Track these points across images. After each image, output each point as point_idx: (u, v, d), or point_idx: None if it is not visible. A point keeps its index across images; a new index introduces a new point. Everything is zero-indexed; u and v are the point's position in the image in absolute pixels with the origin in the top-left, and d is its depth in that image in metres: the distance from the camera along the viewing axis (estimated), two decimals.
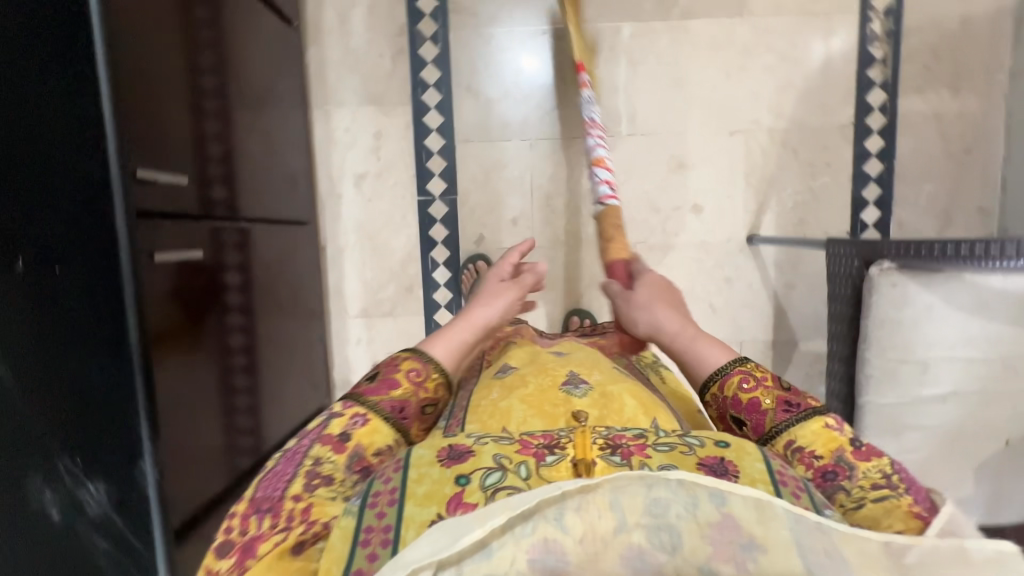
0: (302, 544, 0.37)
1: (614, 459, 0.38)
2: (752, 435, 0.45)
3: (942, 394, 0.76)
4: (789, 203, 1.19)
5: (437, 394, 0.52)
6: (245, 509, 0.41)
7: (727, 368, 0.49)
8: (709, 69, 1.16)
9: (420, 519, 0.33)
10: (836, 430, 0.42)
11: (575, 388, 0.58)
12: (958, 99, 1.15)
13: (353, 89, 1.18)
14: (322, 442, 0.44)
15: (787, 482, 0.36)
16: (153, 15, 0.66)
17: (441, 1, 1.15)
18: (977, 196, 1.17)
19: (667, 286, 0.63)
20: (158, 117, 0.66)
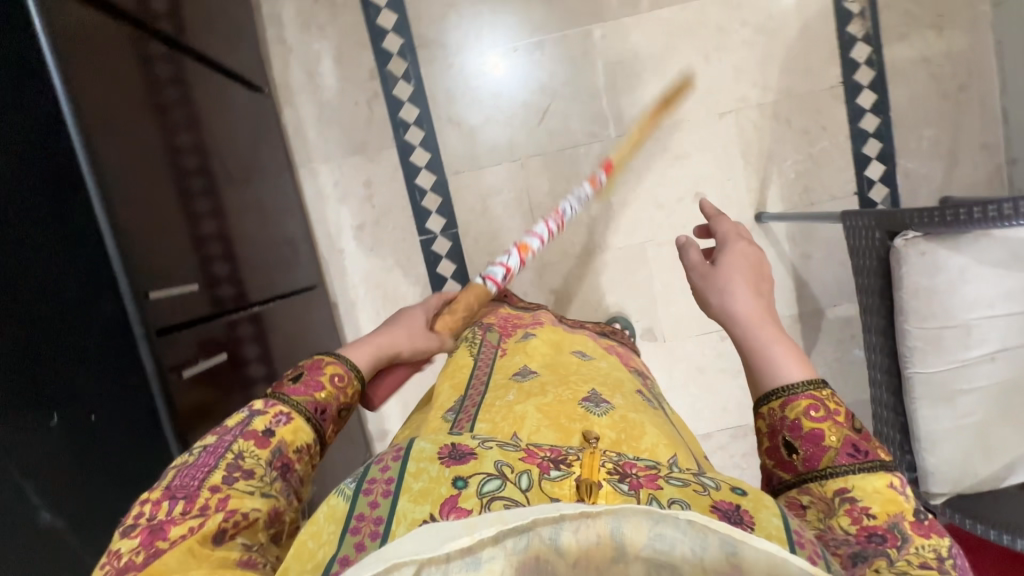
0: (223, 532, 0.38)
1: (621, 488, 0.37)
2: (800, 464, 0.43)
3: (989, 353, 0.75)
4: (791, 174, 1.17)
5: (354, 400, 0.52)
6: (159, 496, 0.40)
7: (798, 388, 0.44)
8: (688, 55, 1.14)
9: (413, 517, 0.35)
10: (901, 496, 0.40)
11: (595, 407, 0.54)
12: (945, 38, 1.12)
13: (335, 143, 1.16)
14: (246, 436, 0.44)
15: (805, 544, 0.35)
16: (134, 131, 0.65)
17: (407, 37, 1.13)
18: (980, 132, 1.15)
19: (757, 264, 0.55)
20: (160, 230, 0.67)
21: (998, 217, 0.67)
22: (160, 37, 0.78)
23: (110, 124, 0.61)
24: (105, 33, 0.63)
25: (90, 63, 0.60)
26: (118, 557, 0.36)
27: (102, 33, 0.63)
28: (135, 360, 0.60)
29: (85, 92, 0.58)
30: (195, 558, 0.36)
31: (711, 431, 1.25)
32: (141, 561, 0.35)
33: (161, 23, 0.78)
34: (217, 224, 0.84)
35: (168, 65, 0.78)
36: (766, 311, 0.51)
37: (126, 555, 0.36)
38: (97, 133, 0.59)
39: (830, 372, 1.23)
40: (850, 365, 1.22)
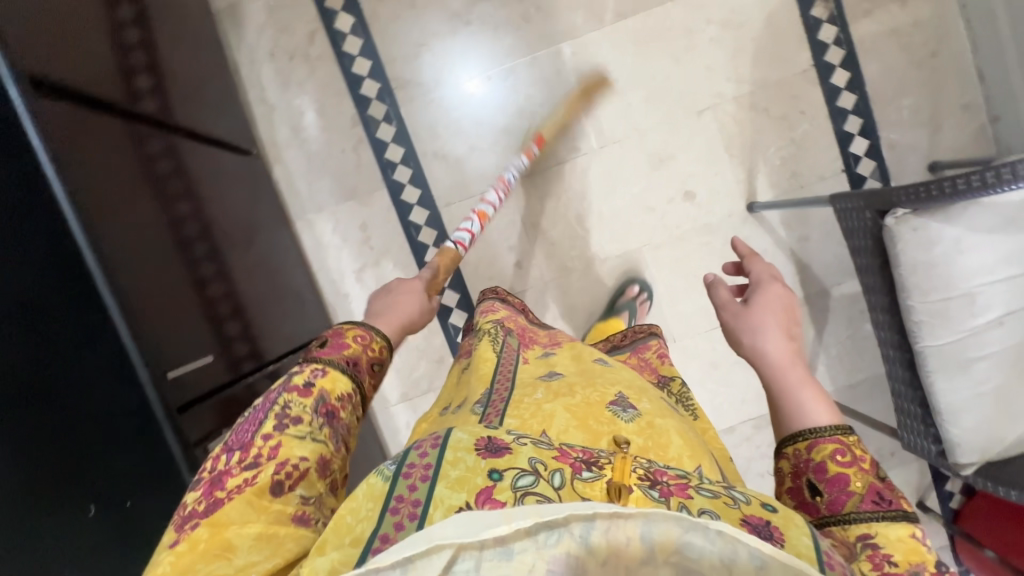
0: (279, 485, 0.44)
1: (653, 494, 0.39)
2: (822, 507, 0.48)
3: (997, 319, 0.75)
4: (776, 161, 1.18)
5: (382, 354, 0.59)
6: (219, 451, 0.48)
7: (828, 433, 0.49)
8: (658, 60, 1.16)
9: (450, 503, 0.38)
10: (923, 547, 0.43)
11: (623, 412, 0.58)
12: (909, 8, 1.14)
13: (327, 191, 1.19)
14: (289, 390, 0.50)
15: (835, 565, 0.37)
16: (133, 219, 0.69)
17: (383, 81, 1.16)
18: (958, 94, 1.15)
19: (789, 308, 0.60)
20: (166, 308, 0.70)
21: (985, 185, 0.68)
22: (151, 119, 0.83)
23: (107, 216, 0.65)
24: (91, 127, 0.67)
25: (78, 159, 0.63)
26: (185, 506, 0.44)
27: (88, 125, 0.66)
28: (162, 447, 0.62)
29: (80, 186, 0.62)
30: (255, 509, 0.43)
31: (734, 425, 1.25)
32: (203, 510, 0.43)
33: (143, 104, 0.81)
34: (225, 286, 0.88)
35: (160, 141, 0.82)
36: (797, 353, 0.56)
37: (191, 504, 0.44)
38: (95, 223, 0.62)
39: (846, 351, 1.22)
40: (864, 341, 1.22)
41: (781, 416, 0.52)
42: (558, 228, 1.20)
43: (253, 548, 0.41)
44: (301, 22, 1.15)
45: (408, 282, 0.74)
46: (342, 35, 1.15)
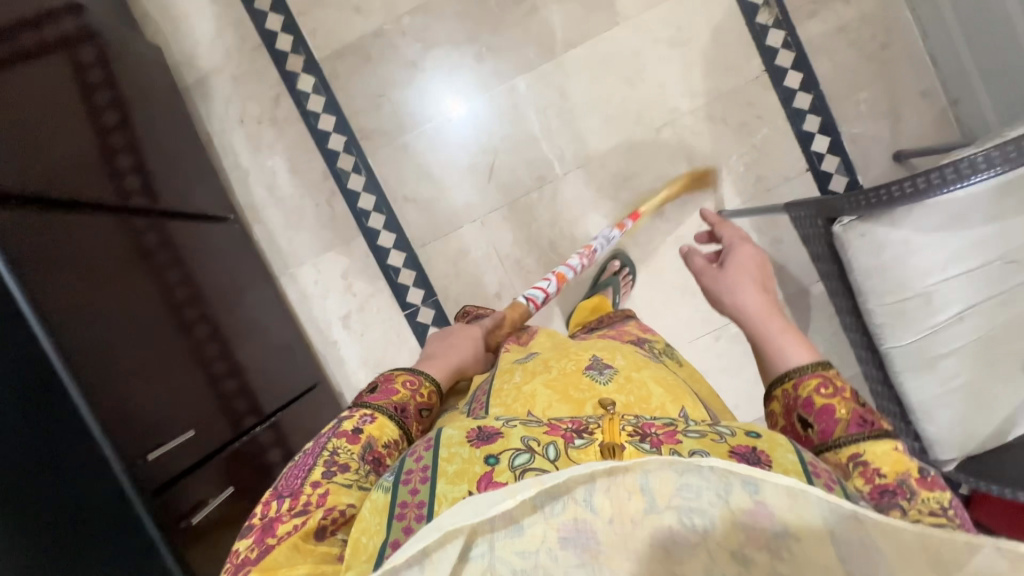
0: (322, 529, 0.49)
1: (643, 446, 0.44)
2: (815, 437, 0.55)
3: (957, 314, 0.75)
4: (740, 168, 1.19)
5: (431, 399, 0.66)
6: (269, 498, 0.52)
7: (810, 370, 0.58)
8: (611, 84, 1.18)
9: (453, 495, 0.44)
10: (905, 456, 0.51)
11: (599, 374, 0.63)
12: (853, 5, 1.15)
13: (307, 245, 1.23)
14: (339, 436, 0.57)
15: (820, 474, 0.45)
16: (111, 310, 0.75)
17: (348, 134, 1.20)
18: (913, 83, 1.16)
19: (759, 265, 0.74)
20: (142, 391, 0.76)
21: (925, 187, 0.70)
22: (144, 211, 0.94)
23: (75, 313, 0.69)
24: (59, 226, 0.72)
25: (47, 258, 0.68)
26: (238, 553, 0.49)
27: (55, 228, 0.71)
28: (139, 530, 0.68)
29: (45, 285, 0.66)
30: (300, 552, 0.48)
31: None
32: (255, 557, 0.48)
33: (127, 180, 0.92)
34: (218, 345, 0.96)
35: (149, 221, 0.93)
36: (770, 301, 0.68)
37: (245, 551, 0.49)
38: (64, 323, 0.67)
39: (832, 347, 1.21)
40: None
41: (766, 360, 0.63)
42: (533, 256, 1.22)
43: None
44: (265, 87, 1.20)
45: (469, 329, 0.82)
46: (306, 94, 1.20)
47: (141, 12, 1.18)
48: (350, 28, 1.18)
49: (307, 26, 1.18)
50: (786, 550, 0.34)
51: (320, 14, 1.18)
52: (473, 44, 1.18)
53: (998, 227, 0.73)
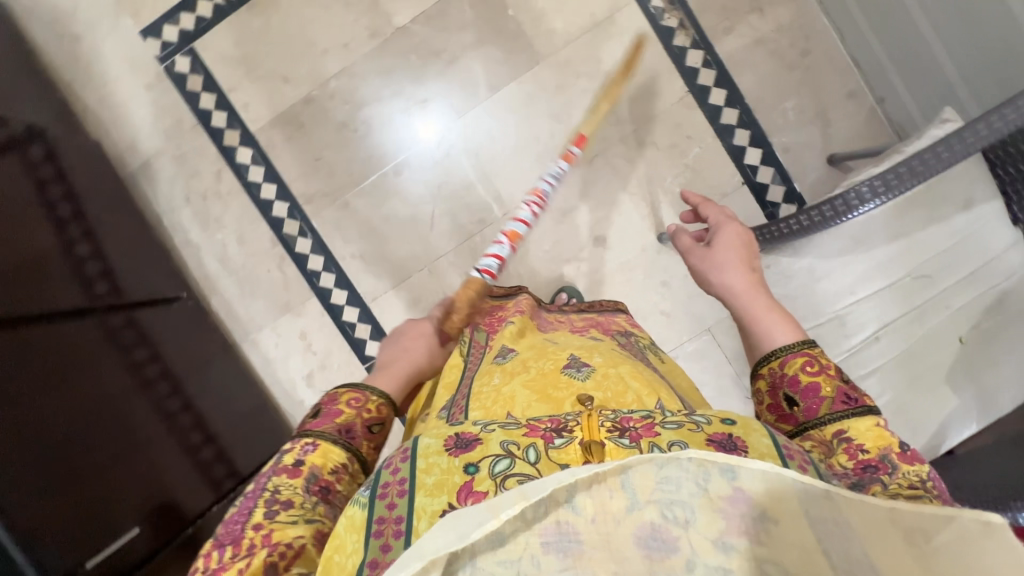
0: (273, 566, 0.46)
1: (624, 442, 0.44)
2: (800, 414, 0.56)
3: (873, 334, 0.76)
4: (676, 189, 1.20)
5: (380, 412, 0.62)
6: (210, 549, 0.48)
7: (796, 349, 0.58)
8: (539, 122, 1.20)
9: (432, 508, 0.43)
10: (887, 432, 0.52)
11: (577, 372, 0.63)
12: (768, 16, 1.15)
13: (264, 310, 1.26)
14: (279, 473, 0.53)
15: (794, 455, 0.46)
16: (76, 423, 0.83)
17: (290, 200, 1.23)
18: (840, 85, 1.16)
19: (745, 241, 0.73)
20: (100, 496, 0.84)
21: (819, 221, 0.68)
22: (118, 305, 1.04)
23: (33, 436, 0.77)
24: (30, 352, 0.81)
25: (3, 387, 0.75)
26: None
27: (23, 354, 0.80)
28: None
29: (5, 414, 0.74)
30: None
31: None
32: None
33: (88, 266, 1.01)
34: (193, 414, 1.07)
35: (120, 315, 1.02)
36: (758, 282, 0.68)
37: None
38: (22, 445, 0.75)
39: None
40: None
41: (754, 341, 0.63)
42: None
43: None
44: (206, 163, 1.23)
45: (418, 327, 0.83)
46: (245, 166, 1.23)
47: (80, 106, 1.22)
48: (279, 98, 1.21)
49: (239, 101, 1.22)
50: (765, 533, 0.35)
51: (250, 87, 1.21)
52: (399, 99, 1.20)
53: (900, 245, 0.75)
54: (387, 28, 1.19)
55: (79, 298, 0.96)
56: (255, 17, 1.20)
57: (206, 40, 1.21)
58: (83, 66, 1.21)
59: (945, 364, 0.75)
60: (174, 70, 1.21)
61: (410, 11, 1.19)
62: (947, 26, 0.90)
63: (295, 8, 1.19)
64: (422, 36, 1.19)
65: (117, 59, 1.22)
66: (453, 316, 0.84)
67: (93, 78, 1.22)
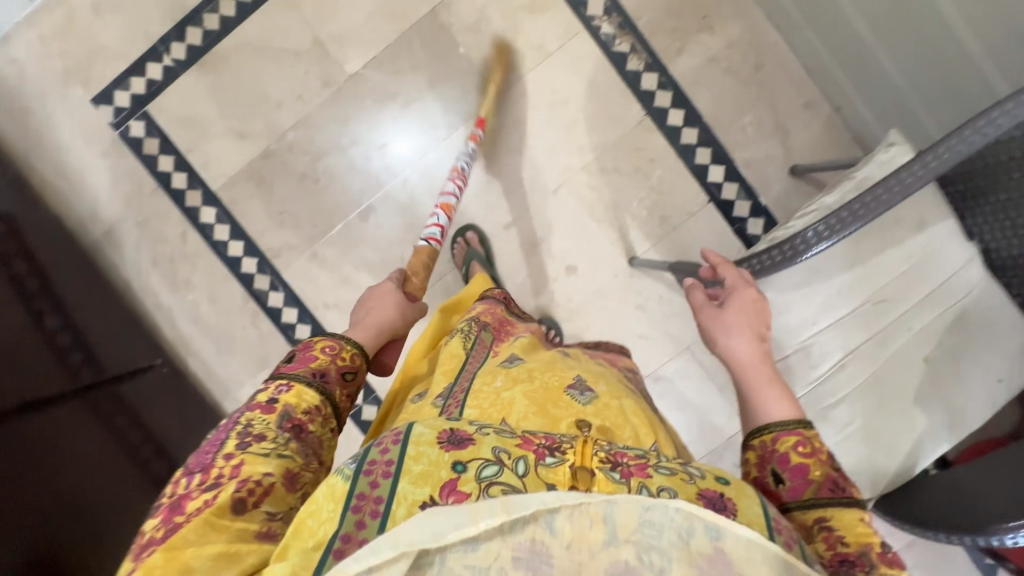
0: (241, 501, 0.46)
1: (614, 475, 0.43)
2: (784, 493, 0.54)
3: (838, 363, 0.76)
4: (643, 212, 1.19)
5: (354, 362, 0.66)
6: (179, 478, 0.49)
7: (790, 426, 0.57)
8: (500, 156, 1.19)
9: (413, 497, 0.42)
10: (871, 530, 0.50)
11: (579, 395, 0.62)
12: (719, 34, 1.16)
13: (242, 367, 1.25)
14: (252, 409, 0.55)
15: (781, 530, 0.43)
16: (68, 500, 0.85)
17: (258, 254, 1.22)
18: (795, 96, 1.16)
19: (756, 306, 0.69)
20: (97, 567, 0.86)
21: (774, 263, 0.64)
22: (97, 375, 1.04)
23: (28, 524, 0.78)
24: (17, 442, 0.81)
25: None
26: (142, 535, 0.45)
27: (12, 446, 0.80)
28: None
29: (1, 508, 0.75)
30: (214, 530, 0.44)
31: None
32: (159, 538, 0.43)
33: (60, 338, 1.00)
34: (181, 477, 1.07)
35: (107, 394, 1.03)
36: (765, 352, 0.65)
37: (146, 533, 0.45)
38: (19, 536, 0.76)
39: None
40: None
41: (749, 413, 0.61)
42: None
43: (212, 568, 0.41)
44: (170, 226, 1.22)
45: (382, 287, 0.82)
46: (210, 226, 1.22)
47: (38, 179, 1.20)
48: (238, 155, 1.20)
49: (198, 161, 1.21)
50: None
51: (207, 146, 1.20)
52: (358, 146, 1.20)
53: (859, 272, 0.75)
54: (339, 76, 1.18)
55: (55, 368, 0.95)
56: (205, 75, 1.19)
57: (159, 102, 1.19)
58: (36, 139, 1.20)
59: (911, 387, 0.75)
60: (129, 135, 1.20)
61: (361, 57, 1.18)
62: (896, 41, 0.93)
63: (245, 63, 1.18)
64: (375, 80, 1.18)
65: (70, 129, 1.20)
66: (413, 279, 0.88)
67: (48, 150, 1.20)
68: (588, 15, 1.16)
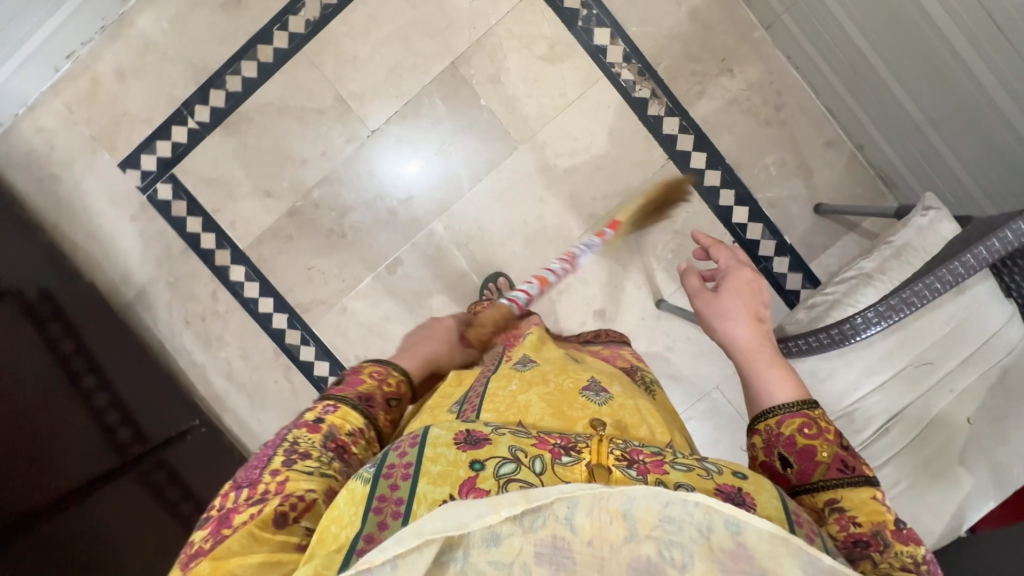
0: (283, 516, 0.44)
1: (631, 473, 0.43)
2: (793, 477, 0.54)
3: (882, 427, 0.78)
4: (668, 255, 1.20)
5: (399, 388, 0.61)
6: (228, 490, 0.47)
7: (794, 409, 0.56)
8: (525, 204, 1.20)
9: (433, 496, 0.41)
10: (883, 507, 0.50)
11: (595, 396, 0.59)
12: (738, 76, 1.16)
13: (275, 420, 1.26)
14: (299, 427, 0.52)
15: (802, 523, 0.42)
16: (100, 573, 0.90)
17: (289, 310, 1.24)
18: (817, 134, 1.17)
19: (754, 289, 0.69)
20: None
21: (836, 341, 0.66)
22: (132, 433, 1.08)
23: None
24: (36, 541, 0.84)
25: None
26: (192, 544, 0.44)
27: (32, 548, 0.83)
28: None
29: None
30: (257, 541, 0.42)
31: None
32: (207, 548, 0.42)
33: (96, 397, 1.06)
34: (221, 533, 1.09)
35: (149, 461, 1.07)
36: (764, 333, 0.65)
37: (198, 542, 0.43)
38: None
39: None
40: None
41: (754, 396, 0.61)
42: None
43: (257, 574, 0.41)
44: (201, 285, 1.24)
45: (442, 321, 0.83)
46: (240, 283, 1.23)
47: (69, 244, 1.22)
48: (265, 213, 1.22)
49: (225, 221, 1.22)
50: None
51: (234, 206, 1.21)
52: (384, 201, 1.21)
53: (903, 335, 0.76)
54: (362, 133, 1.19)
55: (87, 426, 1.01)
56: (230, 136, 1.20)
57: (185, 164, 1.21)
58: (67, 205, 1.22)
59: (954, 446, 0.75)
60: (157, 198, 1.22)
61: (384, 112, 1.19)
62: (910, 78, 0.93)
63: (268, 124, 1.19)
64: (397, 135, 1.19)
65: (98, 194, 1.22)
66: (477, 328, 0.88)
67: (78, 216, 1.22)
68: (608, 62, 1.17)
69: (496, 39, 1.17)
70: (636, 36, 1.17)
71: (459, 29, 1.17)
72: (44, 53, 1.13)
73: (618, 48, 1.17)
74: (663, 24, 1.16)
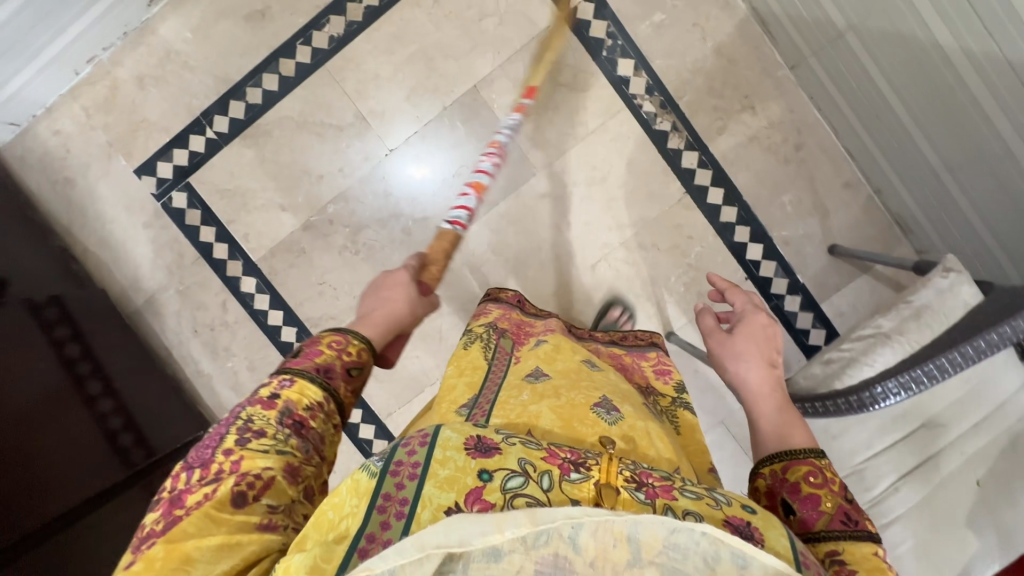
0: (241, 495, 0.42)
1: (639, 496, 0.40)
2: (793, 526, 0.50)
3: (891, 485, 0.78)
4: (680, 287, 1.19)
5: (362, 356, 0.55)
6: (178, 470, 0.45)
7: (801, 455, 0.53)
8: (540, 230, 1.19)
9: (439, 502, 0.39)
10: (885, 565, 0.46)
11: (606, 413, 0.57)
12: (760, 114, 1.16)
13: None
14: (253, 403, 0.48)
15: (809, 563, 0.38)
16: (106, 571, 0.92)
17: (298, 324, 1.23)
18: (835, 175, 1.17)
19: (768, 335, 0.66)
20: None
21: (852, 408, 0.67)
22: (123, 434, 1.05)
23: None
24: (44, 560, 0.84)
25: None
26: (143, 526, 0.42)
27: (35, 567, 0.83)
28: None
29: None
30: (215, 522, 0.41)
31: None
32: (160, 530, 0.40)
33: (100, 403, 1.05)
34: None
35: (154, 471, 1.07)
36: (775, 380, 0.62)
37: (149, 524, 0.41)
38: None
39: None
40: None
41: (761, 444, 0.58)
42: None
43: (215, 558, 0.40)
44: (211, 295, 1.23)
45: (396, 274, 0.70)
46: (250, 295, 1.23)
47: (81, 248, 1.22)
48: (279, 226, 1.21)
49: (238, 232, 1.21)
50: None
51: (249, 218, 1.21)
52: (399, 220, 1.20)
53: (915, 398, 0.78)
54: (380, 150, 1.19)
55: (90, 431, 1.00)
56: (248, 148, 1.20)
57: (201, 174, 1.20)
58: (80, 209, 1.21)
59: (964, 510, 0.74)
60: (171, 206, 1.21)
61: (403, 131, 1.19)
62: (932, 129, 0.92)
63: (287, 137, 1.19)
64: (415, 154, 1.19)
65: (113, 199, 1.21)
66: (430, 267, 0.77)
67: (91, 220, 1.22)
68: (630, 93, 1.17)
69: (519, 64, 1.17)
70: (660, 69, 1.16)
71: (483, 52, 1.17)
72: (65, 59, 1.12)
73: (641, 79, 1.17)
74: (687, 58, 1.16)
